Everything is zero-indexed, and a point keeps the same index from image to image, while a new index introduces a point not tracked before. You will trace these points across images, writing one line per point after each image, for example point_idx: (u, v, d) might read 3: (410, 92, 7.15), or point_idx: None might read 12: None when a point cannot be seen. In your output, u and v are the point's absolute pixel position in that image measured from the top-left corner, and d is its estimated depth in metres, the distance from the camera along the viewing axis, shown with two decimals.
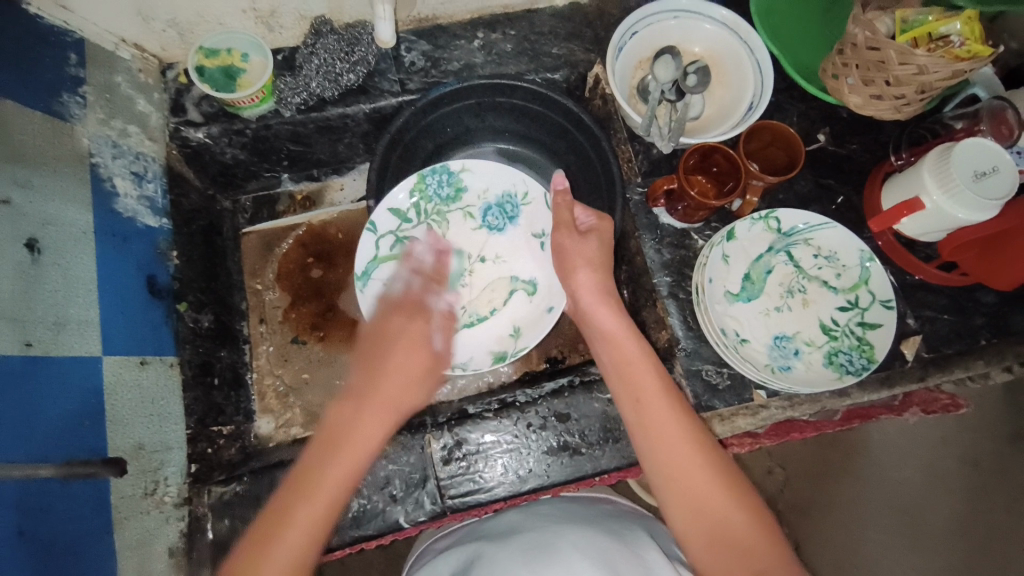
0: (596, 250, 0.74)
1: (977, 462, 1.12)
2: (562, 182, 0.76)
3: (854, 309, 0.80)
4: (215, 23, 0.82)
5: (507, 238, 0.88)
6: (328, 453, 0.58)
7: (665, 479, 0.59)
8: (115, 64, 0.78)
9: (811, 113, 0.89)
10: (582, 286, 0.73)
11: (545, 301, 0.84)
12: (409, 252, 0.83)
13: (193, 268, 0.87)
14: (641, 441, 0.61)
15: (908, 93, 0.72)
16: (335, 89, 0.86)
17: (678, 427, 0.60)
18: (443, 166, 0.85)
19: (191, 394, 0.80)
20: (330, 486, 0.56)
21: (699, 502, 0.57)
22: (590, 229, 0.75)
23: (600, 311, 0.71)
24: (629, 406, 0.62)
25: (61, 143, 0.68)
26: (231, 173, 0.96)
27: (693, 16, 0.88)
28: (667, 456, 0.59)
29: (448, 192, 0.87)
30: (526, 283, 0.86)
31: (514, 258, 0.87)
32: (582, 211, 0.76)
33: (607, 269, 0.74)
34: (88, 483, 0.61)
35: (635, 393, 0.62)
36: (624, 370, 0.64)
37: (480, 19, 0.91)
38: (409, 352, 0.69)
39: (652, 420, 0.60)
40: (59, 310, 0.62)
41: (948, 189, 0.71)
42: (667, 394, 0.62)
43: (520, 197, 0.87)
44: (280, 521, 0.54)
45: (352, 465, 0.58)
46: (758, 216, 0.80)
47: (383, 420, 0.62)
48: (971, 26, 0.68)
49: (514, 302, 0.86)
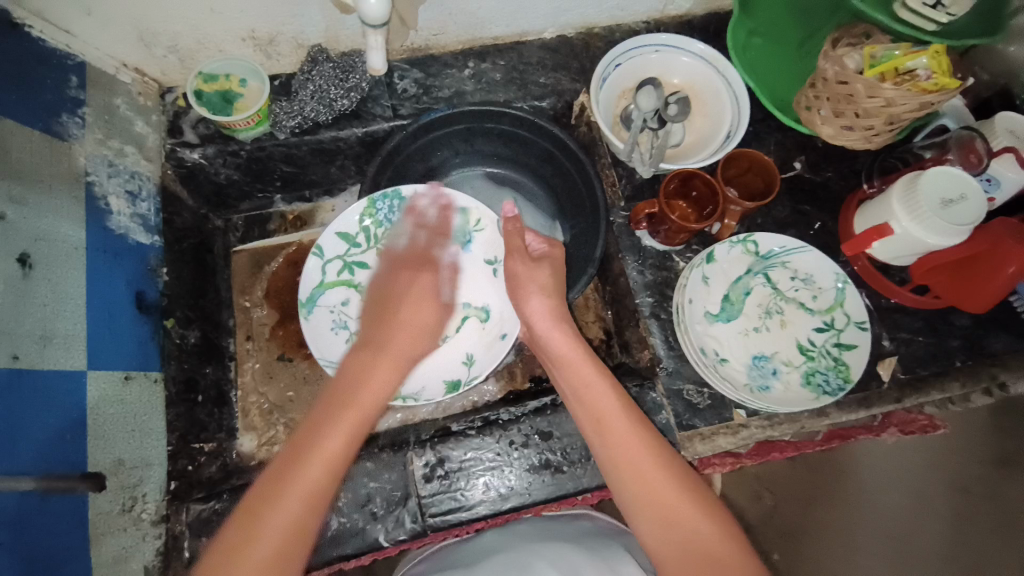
0: (548, 276, 0.77)
1: (967, 489, 1.05)
2: (512, 210, 0.80)
3: (830, 331, 0.81)
4: (215, 50, 0.85)
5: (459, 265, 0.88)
6: (355, 387, 0.65)
7: (635, 496, 0.61)
8: (115, 86, 0.81)
9: (787, 142, 0.92)
10: (533, 313, 0.76)
11: (499, 328, 0.87)
12: (414, 206, 0.85)
13: (182, 285, 0.88)
14: (606, 462, 0.63)
15: (877, 124, 0.76)
16: (329, 114, 0.89)
17: (641, 444, 0.63)
18: (393, 192, 0.85)
19: (174, 409, 0.80)
20: (366, 403, 0.63)
21: (667, 515, 0.59)
22: (543, 254, 0.80)
23: (555, 334, 0.73)
24: (592, 428, 0.65)
25: (58, 163, 0.70)
26: (224, 193, 0.98)
27: (673, 50, 0.92)
28: (632, 473, 0.61)
29: (398, 217, 0.87)
30: (479, 310, 0.87)
31: (468, 284, 0.87)
32: (531, 237, 0.81)
33: (559, 294, 0.77)
34: (67, 497, 0.61)
35: (595, 416, 0.65)
36: (582, 391, 0.67)
37: (470, 49, 0.95)
38: (419, 305, 0.78)
39: (614, 439, 0.63)
40: (47, 323, 0.63)
41: (917, 216, 0.73)
42: (625, 411, 0.65)
43: (473, 222, 0.87)
44: (318, 430, 0.59)
45: (375, 397, 0.65)
46: (736, 239, 0.83)
47: (397, 365, 0.70)
48: (938, 60, 0.70)
49: (465, 329, 0.87)
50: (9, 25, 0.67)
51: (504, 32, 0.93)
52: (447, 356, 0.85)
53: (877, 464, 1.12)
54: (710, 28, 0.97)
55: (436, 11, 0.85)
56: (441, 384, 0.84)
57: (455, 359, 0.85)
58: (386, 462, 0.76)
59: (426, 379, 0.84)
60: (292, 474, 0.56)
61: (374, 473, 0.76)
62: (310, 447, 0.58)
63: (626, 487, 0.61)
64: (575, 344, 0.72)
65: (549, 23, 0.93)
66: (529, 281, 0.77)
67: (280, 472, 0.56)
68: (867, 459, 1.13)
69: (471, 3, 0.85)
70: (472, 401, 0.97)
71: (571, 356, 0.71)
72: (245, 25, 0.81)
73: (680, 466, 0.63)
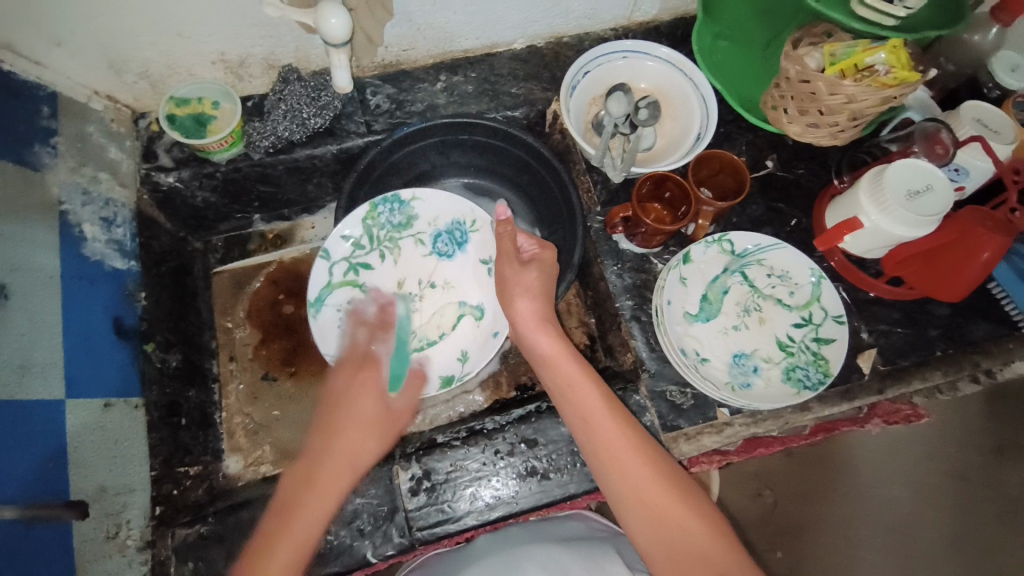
0: (537, 279, 0.76)
1: (966, 477, 1.12)
2: (504, 212, 0.75)
3: (809, 326, 0.82)
4: (186, 75, 0.86)
5: (456, 265, 0.91)
6: (284, 527, 0.60)
7: (624, 495, 0.61)
8: (87, 114, 0.81)
9: (758, 141, 0.93)
10: (520, 314, 0.75)
11: (491, 326, 0.88)
12: (353, 308, 0.87)
13: (162, 308, 0.88)
14: (595, 463, 0.64)
15: (841, 120, 0.77)
16: (302, 132, 0.90)
17: (628, 442, 0.63)
18: (393, 196, 0.89)
19: (156, 434, 0.79)
20: (299, 534, 0.60)
21: (657, 514, 0.60)
22: (533, 258, 0.77)
23: (540, 337, 0.73)
24: (579, 428, 0.66)
25: (29, 192, 0.70)
26: (202, 215, 0.98)
27: (638, 55, 0.93)
28: (620, 472, 0.62)
29: (399, 219, 0.90)
30: (474, 308, 0.90)
31: (462, 284, 0.91)
32: (525, 240, 0.78)
33: (546, 298, 0.76)
34: (50, 525, 0.62)
35: (582, 416, 0.65)
36: (568, 393, 0.67)
37: (441, 63, 0.96)
38: (360, 418, 0.69)
39: (602, 441, 0.63)
40: (24, 354, 0.63)
41: (886, 209, 0.74)
42: (612, 412, 0.65)
43: (469, 225, 0.91)
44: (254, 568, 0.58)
45: (301, 542, 0.59)
46: (711, 239, 0.84)
47: (331, 494, 0.62)
48: (897, 55, 0.71)
49: (462, 327, 0.89)
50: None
51: (473, 44, 0.95)
52: (443, 351, 0.88)
53: (873, 455, 1.15)
54: (677, 32, 0.99)
55: (404, 27, 0.86)
56: (436, 380, 0.86)
57: (452, 356, 0.88)
58: (371, 477, 0.76)
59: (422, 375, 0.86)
60: None
61: (359, 489, 0.75)
62: None
63: (615, 487, 0.62)
64: (561, 343, 0.72)
65: (518, 34, 0.95)
66: (517, 284, 0.76)
67: None
68: (864, 449, 1.16)
69: (439, 18, 0.86)
70: (457, 412, 0.96)
71: (553, 353, 0.71)
72: (215, 49, 0.82)
73: (667, 463, 0.63)
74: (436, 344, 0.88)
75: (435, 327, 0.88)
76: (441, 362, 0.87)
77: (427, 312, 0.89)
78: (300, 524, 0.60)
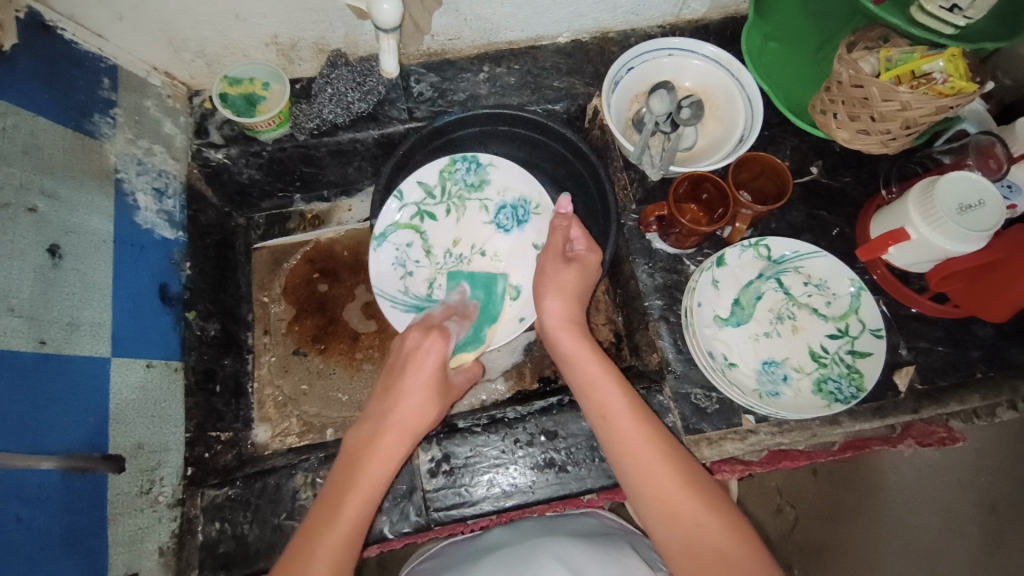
0: (572, 280, 0.75)
1: (996, 507, 1.08)
2: (565, 207, 0.76)
3: (844, 338, 0.80)
4: (240, 55, 0.89)
5: (510, 240, 0.93)
6: (351, 482, 0.62)
7: (645, 493, 0.61)
8: (146, 89, 0.85)
9: (803, 147, 0.91)
10: (547, 312, 0.75)
11: (519, 311, 0.89)
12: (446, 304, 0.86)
13: (204, 279, 0.92)
14: (615, 459, 0.64)
15: (893, 128, 0.73)
16: (347, 116, 0.92)
17: (648, 440, 0.63)
18: (473, 156, 0.92)
19: (192, 398, 0.83)
20: (368, 488, 0.61)
21: (675, 513, 0.59)
22: (577, 257, 0.77)
23: (563, 333, 0.73)
24: (599, 424, 0.66)
25: (89, 159, 0.74)
26: (247, 192, 1.01)
27: (684, 53, 0.92)
28: (638, 470, 0.62)
29: (472, 180, 0.93)
30: (512, 288, 0.91)
31: (509, 262, 0.92)
32: (576, 234, 0.78)
33: (577, 301, 0.75)
34: (87, 476, 0.64)
35: (603, 413, 0.66)
36: (590, 390, 0.67)
37: (486, 54, 0.96)
38: (433, 381, 0.69)
39: (622, 438, 0.63)
40: (74, 311, 0.67)
41: (934, 222, 0.72)
42: (634, 410, 0.65)
43: (533, 207, 0.93)
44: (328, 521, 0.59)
45: (369, 493, 0.61)
46: (748, 243, 0.82)
47: (396, 448, 0.64)
48: (955, 63, 0.69)
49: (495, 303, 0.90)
50: (42, 27, 0.71)
51: (519, 37, 0.95)
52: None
53: (901, 478, 1.13)
54: (726, 32, 0.97)
55: (451, 17, 0.87)
56: None
57: None
58: None
59: None
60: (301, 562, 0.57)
61: None
62: (303, 558, 0.57)
63: (636, 486, 0.62)
64: (581, 342, 0.72)
65: (564, 28, 0.95)
66: (552, 280, 0.75)
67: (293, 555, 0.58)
68: (896, 472, 1.13)
69: (486, 9, 0.87)
70: (480, 399, 0.98)
71: (570, 344, 0.72)
72: (268, 31, 0.84)
73: (687, 465, 0.62)
74: None
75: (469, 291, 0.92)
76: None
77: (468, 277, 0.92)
78: (366, 477, 0.62)
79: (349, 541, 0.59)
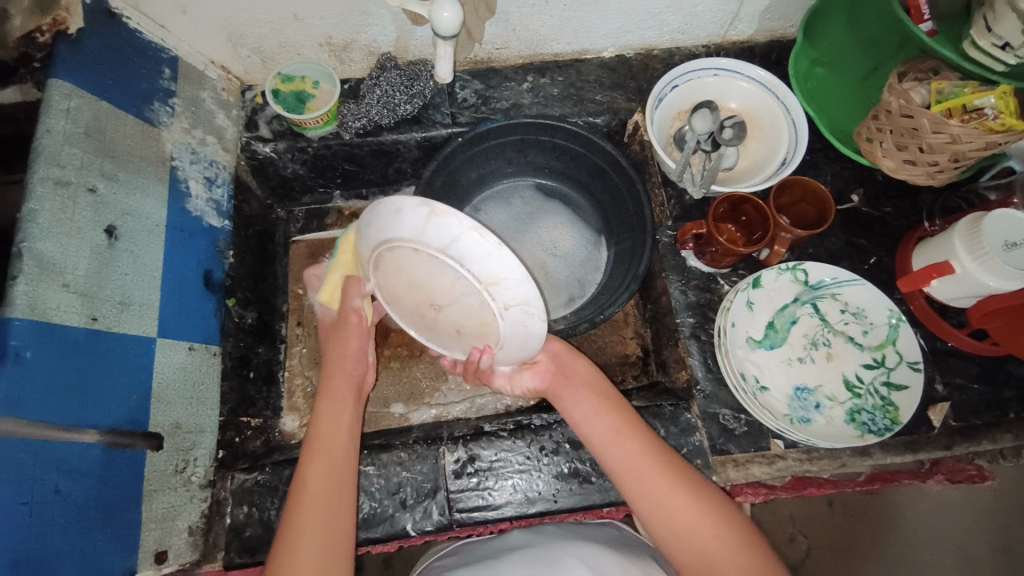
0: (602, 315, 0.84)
1: (1010, 549, 1.07)
2: None
3: (880, 368, 0.79)
4: (294, 54, 0.91)
5: (509, 316, 0.60)
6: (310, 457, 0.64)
7: (660, 511, 0.60)
8: (202, 81, 0.88)
9: (845, 173, 0.91)
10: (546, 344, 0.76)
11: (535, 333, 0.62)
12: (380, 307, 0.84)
13: (245, 268, 0.94)
14: (625, 480, 0.63)
15: (941, 160, 0.73)
16: (392, 117, 0.94)
17: (660, 450, 0.65)
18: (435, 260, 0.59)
19: (227, 382, 0.85)
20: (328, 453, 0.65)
21: (691, 521, 0.59)
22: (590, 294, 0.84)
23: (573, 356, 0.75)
24: (608, 444, 0.66)
25: (148, 146, 0.76)
26: (290, 185, 1.05)
27: (730, 74, 0.93)
28: (654, 503, 0.61)
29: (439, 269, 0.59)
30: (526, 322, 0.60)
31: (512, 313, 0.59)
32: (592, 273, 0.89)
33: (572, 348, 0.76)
34: (126, 452, 0.65)
35: (613, 429, 0.66)
36: (596, 410, 0.68)
37: (530, 64, 0.98)
38: (343, 348, 0.74)
39: (634, 452, 0.64)
40: (126, 291, 0.69)
41: (981, 257, 0.71)
42: (642, 427, 0.67)
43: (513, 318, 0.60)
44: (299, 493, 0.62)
45: (337, 458, 0.65)
46: (785, 266, 0.82)
47: (342, 419, 0.69)
48: (1006, 100, 0.68)
49: (520, 317, 0.60)
50: (109, 15, 0.74)
51: (565, 49, 0.96)
52: (461, 323, 0.64)
53: (918, 515, 1.10)
54: (771, 54, 0.98)
55: (501, 26, 0.89)
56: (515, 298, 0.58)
57: (517, 312, 0.59)
58: (419, 454, 0.79)
59: (508, 288, 0.57)
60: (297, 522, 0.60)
61: (406, 463, 0.78)
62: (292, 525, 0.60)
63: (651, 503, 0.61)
64: (583, 365, 0.74)
65: (609, 43, 0.96)
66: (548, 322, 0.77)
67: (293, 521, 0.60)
68: (914, 509, 1.11)
69: (536, 21, 0.88)
70: (504, 404, 0.98)
71: (572, 366, 0.73)
72: (323, 32, 0.87)
73: (704, 488, 0.62)
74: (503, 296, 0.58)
75: (425, 321, 0.68)
76: (486, 315, 0.61)
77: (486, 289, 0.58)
78: (324, 445, 0.65)
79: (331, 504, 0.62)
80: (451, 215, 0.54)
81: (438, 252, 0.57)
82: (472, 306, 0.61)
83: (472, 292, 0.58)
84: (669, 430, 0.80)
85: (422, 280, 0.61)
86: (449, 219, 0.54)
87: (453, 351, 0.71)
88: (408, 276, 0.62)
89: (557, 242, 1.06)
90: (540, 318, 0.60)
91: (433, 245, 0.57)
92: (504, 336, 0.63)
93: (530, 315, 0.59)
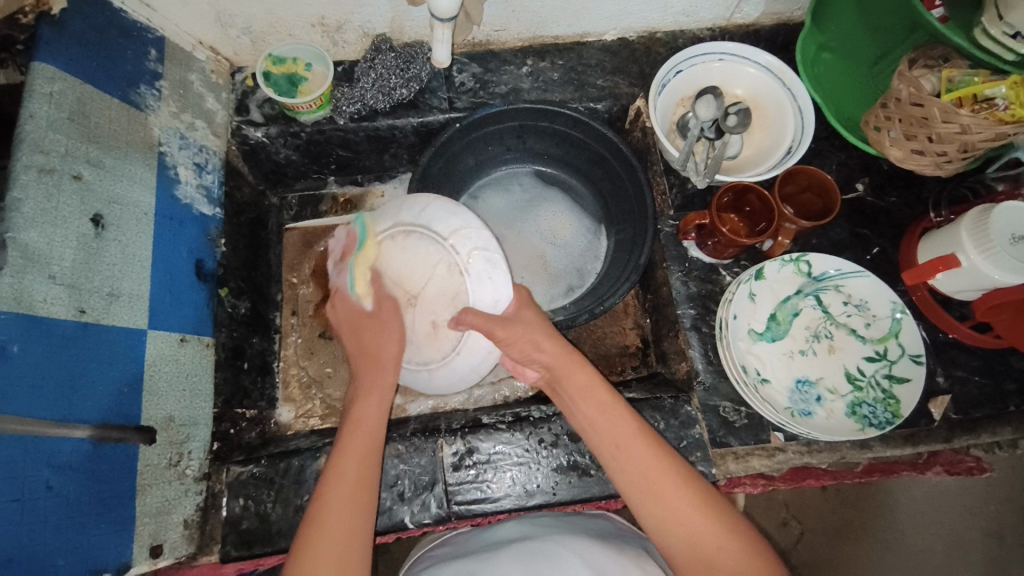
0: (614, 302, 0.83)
1: (1002, 535, 1.08)
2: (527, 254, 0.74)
3: (882, 361, 0.78)
4: (285, 34, 0.88)
5: (473, 274, 0.68)
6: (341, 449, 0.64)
7: (667, 527, 0.59)
8: (190, 63, 0.85)
9: (850, 162, 0.90)
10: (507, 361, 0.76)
11: (498, 293, 0.67)
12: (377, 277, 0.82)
13: (238, 257, 0.92)
14: (629, 494, 0.62)
15: (950, 150, 0.71)
16: (387, 102, 0.91)
17: (667, 458, 0.62)
18: (404, 241, 0.70)
19: (221, 373, 0.84)
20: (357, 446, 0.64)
21: (699, 532, 0.58)
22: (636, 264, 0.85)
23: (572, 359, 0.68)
24: (608, 453, 0.64)
25: (134, 131, 0.73)
26: (283, 171, 1.02)
27: (738, 60, 0.90)
28: (674, 530, 0.59)
29: (408, 249, 0.70)
30: (487, 277, 0.68)
31: (475, 270, 0.68)
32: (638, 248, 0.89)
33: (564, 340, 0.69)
34: (118, 447, 0.64)
35: (612, 441, 0.64)
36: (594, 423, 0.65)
37: (530, 47, 0.95)
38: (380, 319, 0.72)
39: (633, 466, 0.62)
40: (114, 281, 0.67)
41: (987, 251, 0.70)
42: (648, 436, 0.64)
43: (477, 276, 0.68)
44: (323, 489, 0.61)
45: (365, 450, 0.64)
46: (788, 258, 0.81)
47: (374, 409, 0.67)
48: (1018, 90, 0.65)
49: (481, 271, 0.68)
50: None
51: (566, 32, 0.94)
52: (435, 313, 0.69)
53: (910, 500, 1.11)
54: (777, 38, 0.95)
55: (501, 8, 0.86)
56: (474, 250, 0.68)
57: (478, 266, 0.68)
58: (417, 447, 0.78)
59: (465, 239, 0.69)
60: (320, 519, 0.59)
61: (403, 456, 0.78)
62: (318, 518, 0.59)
63: (658, 517, 0.60)
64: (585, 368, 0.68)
65: (612, 25, 0.93)
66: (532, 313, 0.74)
67: (313, 517, 0.59)
68: (907, 496, 1.11)
69: (535, 2, 0.85)
70: (502, 395, 0.97)
71: (570, 372, 0.67)
72: (316, 12, 0.84)
73: (711, 496, 0.61)
74: (462, 252, 0.68)
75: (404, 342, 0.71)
76: (456, 281, 0.68)
77: (448, 247, 0.69)
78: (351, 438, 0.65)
79: (354, 498, 0.61)
80: (419, 198, 0.72)
81: (410, 225, 0.71)
82: (442, 278, 0.68)
83: (440, 253, 0.69)
84: (669, 423, 0.79)
85: (396, 275, 0.70)
86: (419, 197, 0.72)
87: (429, 360, 0.71)
88: (383, 278, 0.71)
89: (556, 231, 1.04)
90: (501, 266, 0.68)
91: (406, 221, 0.71)
92: (474, 304, 0.67)
93: (492, 262, 0.68)
